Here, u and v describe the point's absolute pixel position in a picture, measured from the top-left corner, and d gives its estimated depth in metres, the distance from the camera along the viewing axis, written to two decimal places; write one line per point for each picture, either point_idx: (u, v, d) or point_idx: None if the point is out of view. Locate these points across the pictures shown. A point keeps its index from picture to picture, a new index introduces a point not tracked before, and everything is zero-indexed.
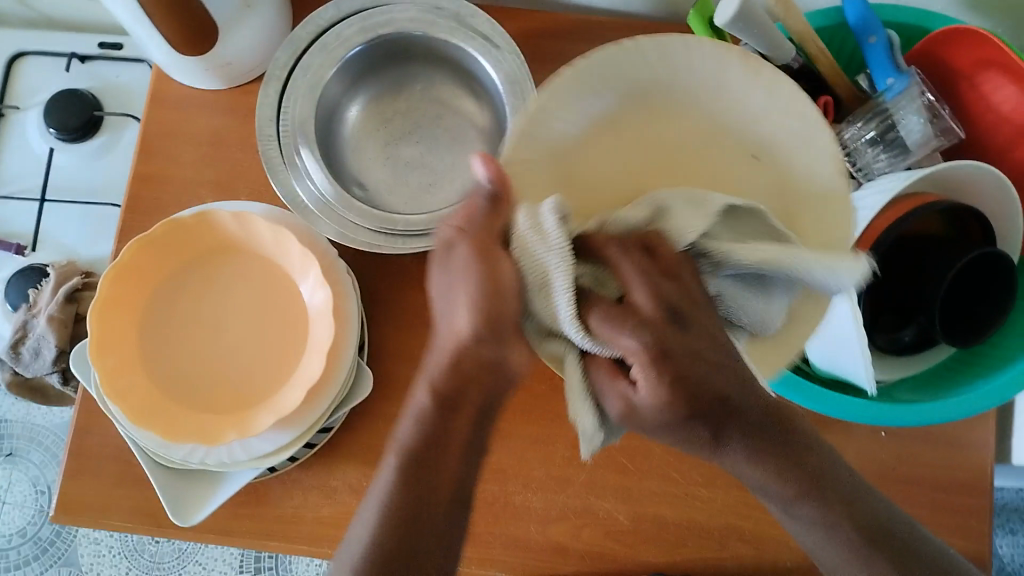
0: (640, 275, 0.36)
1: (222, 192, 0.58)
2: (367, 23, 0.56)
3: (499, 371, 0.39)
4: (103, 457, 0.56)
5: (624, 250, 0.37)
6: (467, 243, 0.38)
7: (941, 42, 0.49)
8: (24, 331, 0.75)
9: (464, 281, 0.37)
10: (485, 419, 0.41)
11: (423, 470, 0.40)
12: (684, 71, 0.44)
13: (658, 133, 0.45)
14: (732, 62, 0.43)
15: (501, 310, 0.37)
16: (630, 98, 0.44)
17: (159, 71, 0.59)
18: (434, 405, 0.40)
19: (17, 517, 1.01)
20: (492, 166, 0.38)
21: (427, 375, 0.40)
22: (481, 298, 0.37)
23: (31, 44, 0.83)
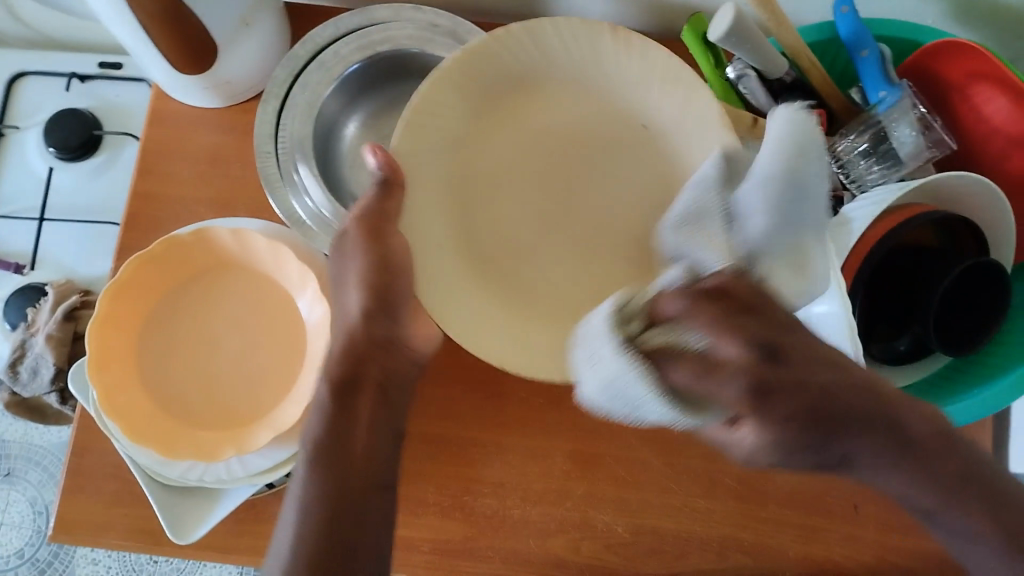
0: (717, 323, 0.31)
1: (221, 209, 0.58)
2: (364, 41, 0.57)
3: (391, 348, 0.46)
4: (103, 474, 0.56)
5: (691, 303, 0.32)
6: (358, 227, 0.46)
7: (931, 55, 0.50)
8: (22, 350, 0.75)
9: (356, 262, 0.45)
10: (387, 401, 0.45)
11: (334, 458, 0.42)
12: (556, 55, 0.50)
13: (547, 119, 0.52)
14: (601, 37, 0.49)
15: (386, 283, 0.45)
16: (515, 87, 0.51)
17: (159, 89, 0.60)
18: (333, 393, 0.43)
19: (15, 537, 1.00)
20: (380, 154, 0.45)
21: (327, 370, 0.45)
22: (368, 274, 0.45)
23: (33, 65, 0.84)
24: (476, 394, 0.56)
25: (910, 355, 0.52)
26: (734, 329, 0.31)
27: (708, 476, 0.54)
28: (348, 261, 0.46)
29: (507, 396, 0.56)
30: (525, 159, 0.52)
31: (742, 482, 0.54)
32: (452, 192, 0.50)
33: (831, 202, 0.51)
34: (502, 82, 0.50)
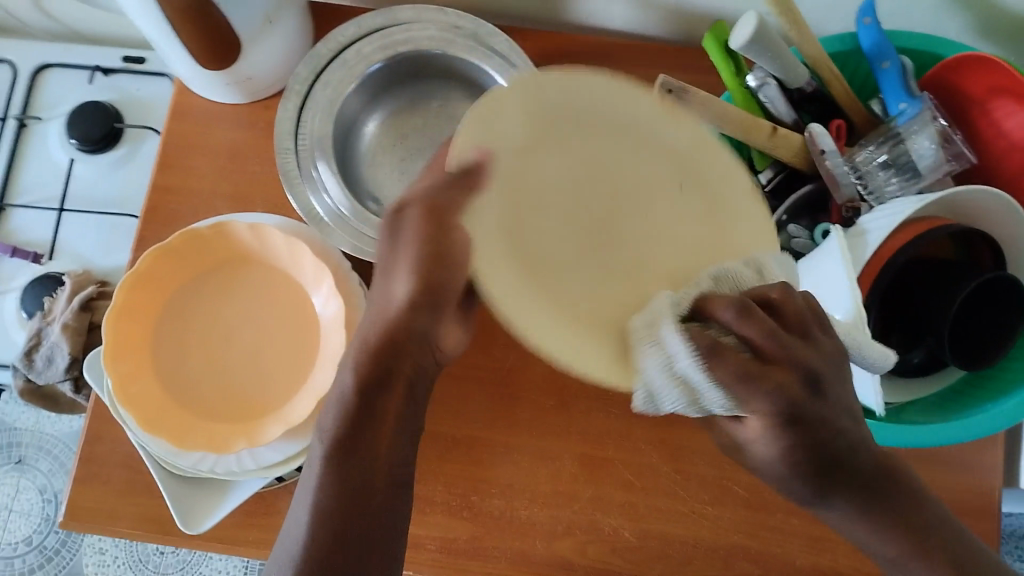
0: (765, 333, 0.34)
1: (238, 204, 0.59)
2: (386, 40, 0.58)
3: (422, 341, 0.44)
4: (114, 464, 0.56)
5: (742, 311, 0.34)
6: (418, 208, 0.41)
7: (952, 69, 0.50)
8: (38, 339, 0.76)
9: (405, 252, 0.42)
10: (414, 396, 0.44)
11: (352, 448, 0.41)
12: (603, 100, 0.41)
13: (591, 150, 0.41)
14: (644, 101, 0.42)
15: (436, 279, 0.41)
16: (546, 119, 0.41)
17: (182, 85, 0.60)
18: (359, 386, 0.42)
19: (23, 525, 1.01)
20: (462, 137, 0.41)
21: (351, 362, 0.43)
22: (421, 261, 0.41)
23: (57, 57, 0.85)
24: (487, 395, 0.56)
25: (926, 368, 0.52)
26: (776, 338, 0.35)
27: (717, 483, 0.54)
28: (399, 244, 0.42)
29: (519, 398, 0.56)
30: (580, 184, 0.41)
31: (752, 491, 0.54)
32: (501, 214, 0.40)
33: (847, 212, 0.50)
34: (554, 104, 0.41)
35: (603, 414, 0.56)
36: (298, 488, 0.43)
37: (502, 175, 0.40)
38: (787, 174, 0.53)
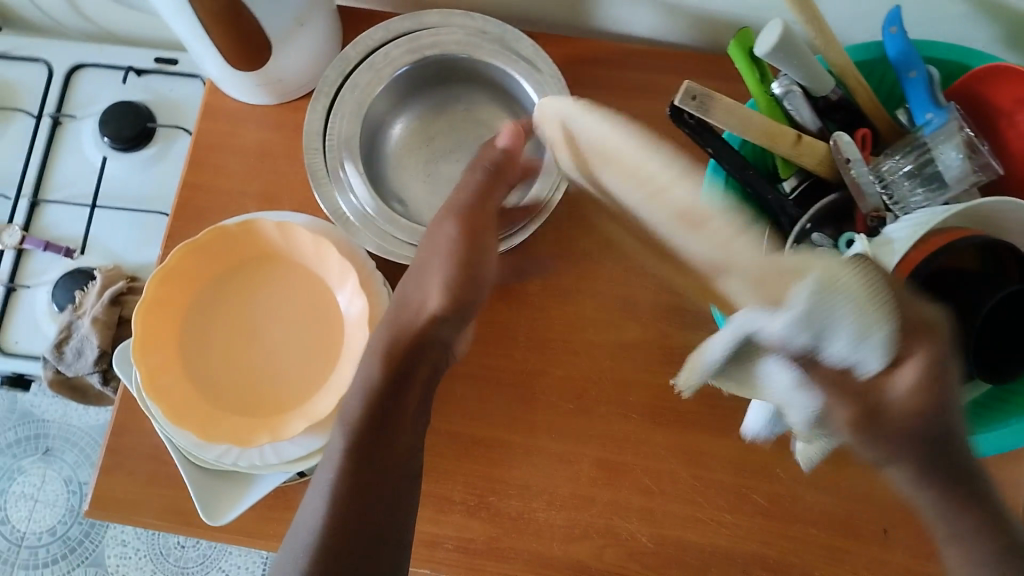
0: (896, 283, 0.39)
1: (266, 203, 0.60)
2: (414, 44, 0.58)
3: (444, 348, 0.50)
4: (139, 456, 0.57)
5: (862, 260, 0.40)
6: (456, 219, 0.49)
7: (979, 79, 0.50)
8: (68, 332, 0.77)
9: (440, 266, 0.48)
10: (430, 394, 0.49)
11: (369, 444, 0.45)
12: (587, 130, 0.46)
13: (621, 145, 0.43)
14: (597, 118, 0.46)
15: (466, 296, 0.49)
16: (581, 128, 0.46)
17: (214, 86, 0.61)
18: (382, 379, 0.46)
19: (48, 516, 1.03)
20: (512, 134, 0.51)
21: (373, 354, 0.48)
22: (452, 279, 0.48)
23: (92, 57, 0.87)
24: (507, 396, 0.56)
25: None
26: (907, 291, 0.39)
27: (735, 490, 0.54)
28: (435, 253, 0.49)
29: (539, 400, 0.56)
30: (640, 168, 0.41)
31: (770, 499, 0.54)
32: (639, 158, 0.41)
33: (871, 221, 0.50)
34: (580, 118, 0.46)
35: (621, 420, 0.56)
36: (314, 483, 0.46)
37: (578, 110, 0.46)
38: (812, 183, 0.53)
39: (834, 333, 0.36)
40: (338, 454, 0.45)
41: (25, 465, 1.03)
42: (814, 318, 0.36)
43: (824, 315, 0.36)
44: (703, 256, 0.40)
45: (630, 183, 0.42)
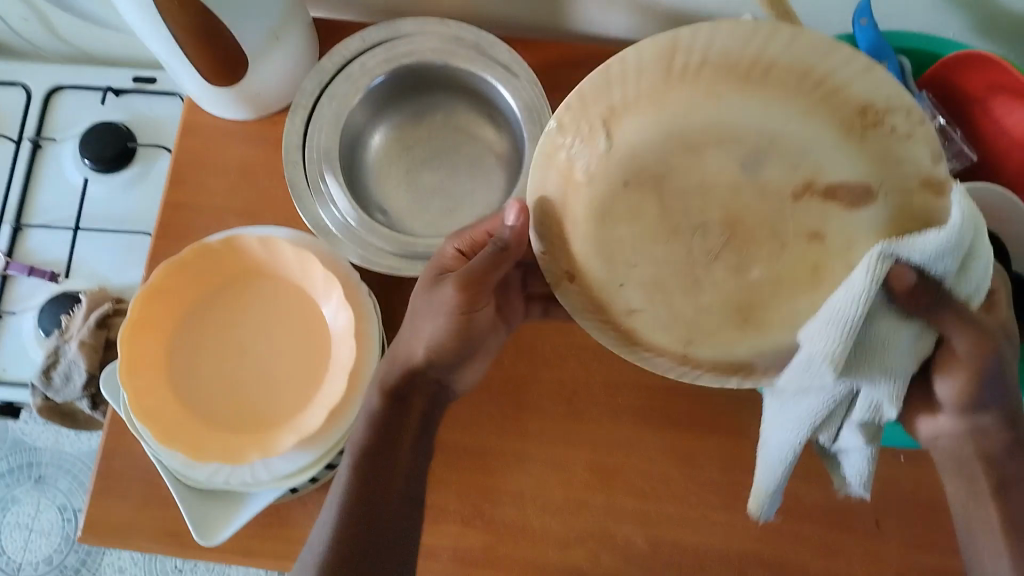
0: None
1: (248, 219, 0.60)
2: (390, 54, 0.58)
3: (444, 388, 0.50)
4: (130, 478, 0.57)
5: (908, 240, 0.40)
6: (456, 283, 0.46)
7: (952, 67, 0.50)
8: (56, 356, 0.76)
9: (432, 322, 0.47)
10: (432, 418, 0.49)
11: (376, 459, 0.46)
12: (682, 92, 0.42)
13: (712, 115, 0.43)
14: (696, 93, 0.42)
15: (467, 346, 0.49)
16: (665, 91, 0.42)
17: (192, 103, 0.61)
18: (384, 401, 0.47)
19: (43, 544, 1.02)
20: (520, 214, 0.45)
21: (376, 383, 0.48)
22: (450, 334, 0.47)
23: (69, 78, 0.87)
24: (498, 402, 0.56)
25: None
26: None
27: (730, 488, 0.54)
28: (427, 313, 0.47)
29: (529, 405, 0.56)
30: (769, 115, 0.42)
31: None
32: (745, 99, 0.42)
33: None
34: (664, 84, 0.42)
35: (612, 421, 0.56)
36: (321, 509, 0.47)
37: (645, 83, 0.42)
38: None
39: (968, 256, 0.36)
40: (345, 473, 0.46)
41: (18, 494, 1.03)
42: (962, 231, 0.34)
43: (965, 235, 0.35)
44: (835, 183, 0.42)
45: (733, 148, 0.43)
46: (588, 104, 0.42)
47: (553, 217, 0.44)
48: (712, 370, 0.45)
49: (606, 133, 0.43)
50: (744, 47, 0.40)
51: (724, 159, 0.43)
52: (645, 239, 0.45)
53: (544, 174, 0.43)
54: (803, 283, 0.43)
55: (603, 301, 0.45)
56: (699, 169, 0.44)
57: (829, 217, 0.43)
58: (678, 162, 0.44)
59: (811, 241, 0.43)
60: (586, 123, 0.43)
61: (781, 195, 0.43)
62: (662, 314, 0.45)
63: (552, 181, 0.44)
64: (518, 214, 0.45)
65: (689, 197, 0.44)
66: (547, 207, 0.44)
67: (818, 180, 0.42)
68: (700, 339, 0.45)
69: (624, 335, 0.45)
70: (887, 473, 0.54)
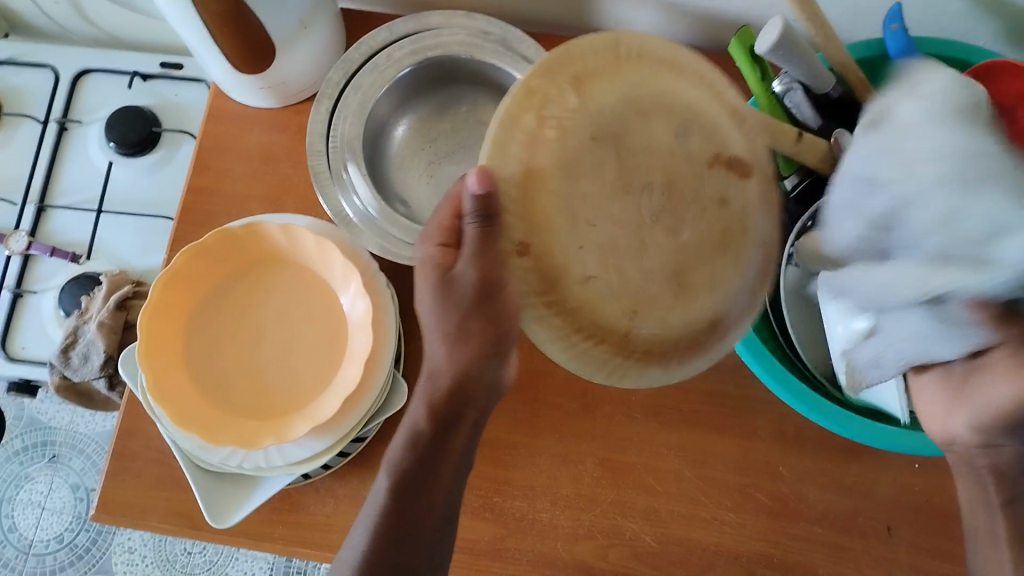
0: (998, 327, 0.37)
1: (270, 205, 0.60)
2: (416, 46, 0.59)
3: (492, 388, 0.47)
4: (145, 458, 0.58)
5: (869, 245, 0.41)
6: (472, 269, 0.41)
7: (982, 77, 0.50)
8: (74, 336, 0.78)
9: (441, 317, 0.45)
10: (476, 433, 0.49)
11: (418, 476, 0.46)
12: (631, 69, 0.41)
13: (659, 90, 0.42)
14: (645, 68, 0.41)
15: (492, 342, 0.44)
16: (616, 69, 0.41)
17: (218, 90, 0.62)
18: (429, 425, 0.46)
19: (55, 523, 1.03)
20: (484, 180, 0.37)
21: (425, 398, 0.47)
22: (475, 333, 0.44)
23: (97, 63, 0.87)
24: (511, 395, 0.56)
25: None
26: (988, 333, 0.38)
27: (742, 490, 0.54)
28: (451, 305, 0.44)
29: (543, 400, 0.56)
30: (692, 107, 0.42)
31: (775, 499, 0.54)
32: (673, 87, 0.42)
33: None
34: (617, 62, 0.41)
35: (625, 419, 0.56)
36: (356, 524, 0.47)
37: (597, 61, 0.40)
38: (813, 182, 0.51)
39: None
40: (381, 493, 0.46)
41: (32, 472, 1.04)
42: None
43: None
44: (739, 158, 0.43)
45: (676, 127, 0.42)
46: (558, 75, 0.39)
47: (537, 179, 0.39)
48: (646, 357, 0.42)
49: (577, 95, 0.39)
50: (662, 46, 0.42)
51: (663, 126, 0.42)
52: (604, 195, 0.41)
53: (506, 138, 0.38)
54: (718, 247, 0.43)
55: (557, 270, 0.40)
56: (645, 136, 0.42)
57: (730, 184, 0.43)
58: (636, 127, 0.41)
59: (720, 208, 0.43)
60: (560, 81, 0.39)
61: (699, 161, 0.43)
62: (613, 282, 0.41)
63: (518, 144, 0.38)
64: (481, 183, 0.37)
65: (646, 161, 0.42)
66: (504, 172, 0.38)
67: (723, 152, 0.43)
68: (645, 312, 0.42)
69: (570, 318, 0.40)
70: (899, 481, 0.53)
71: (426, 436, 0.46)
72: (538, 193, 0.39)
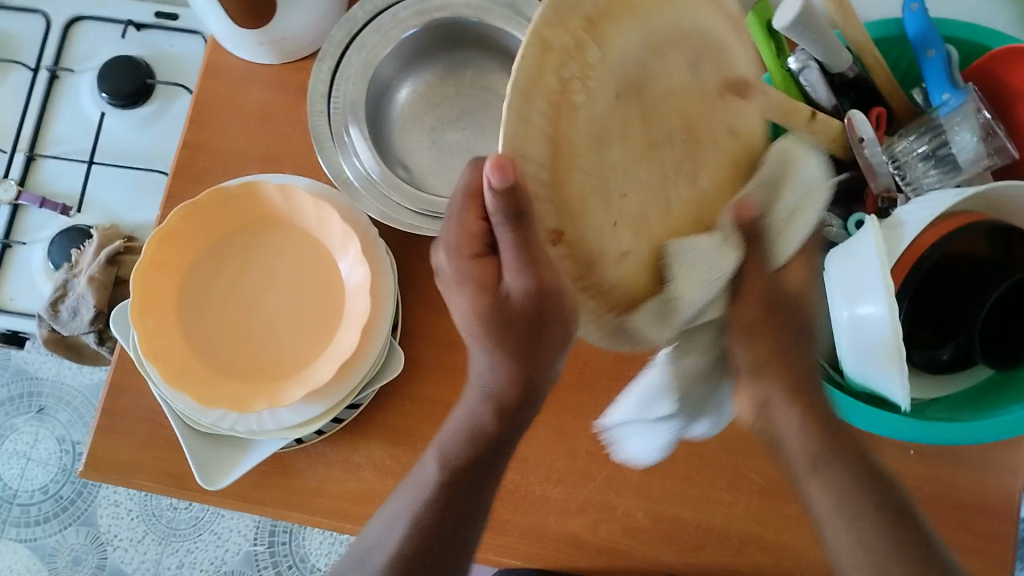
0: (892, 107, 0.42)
1: (268, 165, 0.59)
2: (423, 6, 0.57)
3: None
4: (134, 418, 0.57)
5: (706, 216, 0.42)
6: (516, 273, 0.38)
7: (999, 61, 0.49)
8: (63, 290, 0.76)
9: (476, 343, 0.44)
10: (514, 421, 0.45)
11: None
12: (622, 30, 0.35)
13: (661, 24, 0.37)
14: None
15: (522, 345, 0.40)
16: (601, 16, 0.34)
17: (217, 44, 0.60)
18: None
19: (41, 474, 1.03)
20: (501, 172, 0.32)
21: None
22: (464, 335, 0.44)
23: (90, 10, 0.85)
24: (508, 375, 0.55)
25: (953, 365, 0.50)
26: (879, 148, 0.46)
27: (734, 471, 0.54)
28: (456, 298, 0.43)
29: None
30: (656, 47, 0.37)
31: (768, 480, 0.54)
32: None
33: (882, 202, 0.50)
34: (607, 11, 0.34)
35: None
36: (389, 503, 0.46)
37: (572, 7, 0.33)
38: None
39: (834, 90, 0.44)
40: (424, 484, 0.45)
41: (18, 422, 1.03)
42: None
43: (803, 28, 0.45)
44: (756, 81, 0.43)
45: (677, 58, 0.38)
46: (570, 15, 0.32)
47: (565, 149, 0.34)
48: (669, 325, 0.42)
49: (592, 44, 0.34)
50: None
51: (679, 58, 0.38)
52: (631, 162, 0.38)
53: (527, 105, 0.32)
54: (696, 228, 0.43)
55: (593, 253, 0.37)
56: (663, 78, 0.38)
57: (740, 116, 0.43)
58: (654, 70, 0.38)
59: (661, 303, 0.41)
60: (569, 22, 0.33)
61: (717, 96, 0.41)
62: (641, 245, 0.40)
63: (539, 114, 0.32)
64: (499, 176, 0.32)
65: (668, 106, 0.39)
66: (528, 151, 0.33)
67: (737, 77, 0.41)
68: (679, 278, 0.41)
69: (605, 297, 0.39)
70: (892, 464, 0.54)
71: (492, 435, 0.44)
72: (567, 169, 0.35)
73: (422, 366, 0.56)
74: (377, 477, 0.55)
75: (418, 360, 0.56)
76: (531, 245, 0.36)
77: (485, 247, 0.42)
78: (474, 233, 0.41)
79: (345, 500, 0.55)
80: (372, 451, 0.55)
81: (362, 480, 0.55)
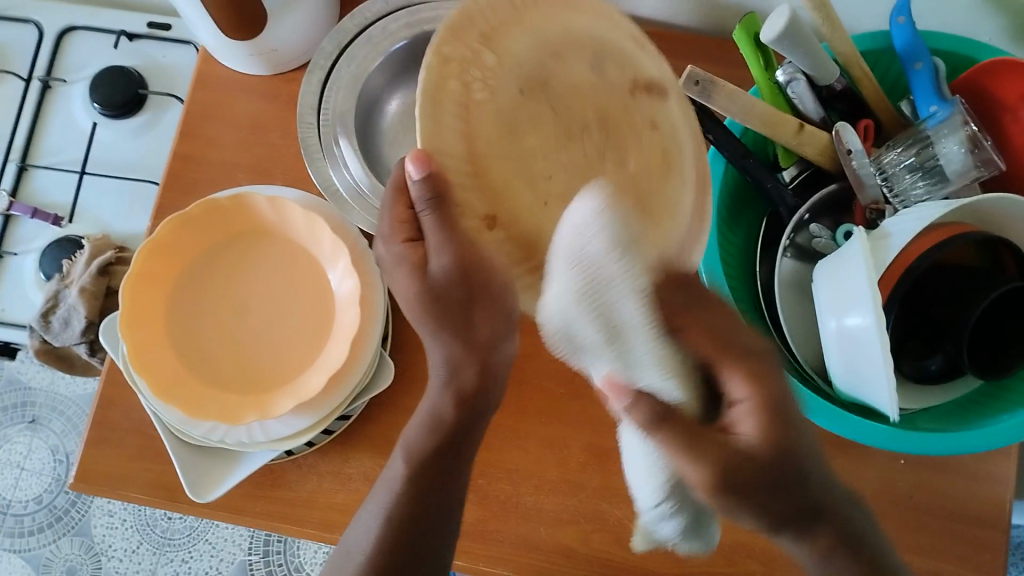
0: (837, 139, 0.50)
1: (259, 176, 0.59)
2: (412, 18, 0.58)
3: None
4: (124, 429, 0.57)
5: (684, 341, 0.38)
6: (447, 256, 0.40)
7: (986, 74, 0.49)
8: (55, 301, 0.76)
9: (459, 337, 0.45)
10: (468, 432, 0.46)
11: None
12: (518, 41, 0.38)
13: (554, 28, 0.39)
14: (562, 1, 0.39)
15: None
16: (489, 31, 0.37)
17: (208, 55, 0.60)
18: None
19: (34, 484, 1.02)
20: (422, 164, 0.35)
21: None
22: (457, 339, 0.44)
23: (82, 20, 0.85)
24: None
25: (943, 375, 0.50)
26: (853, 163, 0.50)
27: None
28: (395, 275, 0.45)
29: (531, 383, 0.55)
30: (551, 50, 0.39)
31: None
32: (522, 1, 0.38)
33: (870, 213, 0.50)
34: (488, 19, 0.37)
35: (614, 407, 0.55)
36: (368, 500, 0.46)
37: (457, 23, 0.36)
38: (812, 172, 0.53)
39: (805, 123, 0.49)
40: (394, 482, 0.45)
41: (11, 433, 1.03)
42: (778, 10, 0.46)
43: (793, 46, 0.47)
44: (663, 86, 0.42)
45: (575, 55, 0.39)
46: (462, 31, 0.36)
47: (484, 146, 0.36)
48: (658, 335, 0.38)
49: (491, 53, 0.37)
50: None
51: (579, 62, 0.39)
52: (551, 148, 0.39)
53: (437, 108, 0.35)
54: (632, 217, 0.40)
55: (532, 236, 0.38)
56: (566, 75, 0.39)
57: (659, 110, 0.41)
58: (558, 69, 0.39)
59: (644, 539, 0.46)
60: (467, 38, 0.36)
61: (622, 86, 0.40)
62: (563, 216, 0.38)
63: (455, 126, 0.35)
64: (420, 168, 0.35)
65: (576, 98, 0.39)
66: (444, 148, 0.35)
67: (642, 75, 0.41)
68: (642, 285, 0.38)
69: None
70: (884, 474, 0.54)
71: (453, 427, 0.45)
72: (488, 163, 0.37)
73: (413, 375, 0.56)
74: (369, 488, 0.55)
75: (409, 370, 0.56)
76: (458, 228, 0.38)
77: (419, 235, 0.44)
78: (404, 221, 0.44)
79: (336, 511, 0.55)
80: (363, 461, 0.55)
81: (353, 491, 0.55)
